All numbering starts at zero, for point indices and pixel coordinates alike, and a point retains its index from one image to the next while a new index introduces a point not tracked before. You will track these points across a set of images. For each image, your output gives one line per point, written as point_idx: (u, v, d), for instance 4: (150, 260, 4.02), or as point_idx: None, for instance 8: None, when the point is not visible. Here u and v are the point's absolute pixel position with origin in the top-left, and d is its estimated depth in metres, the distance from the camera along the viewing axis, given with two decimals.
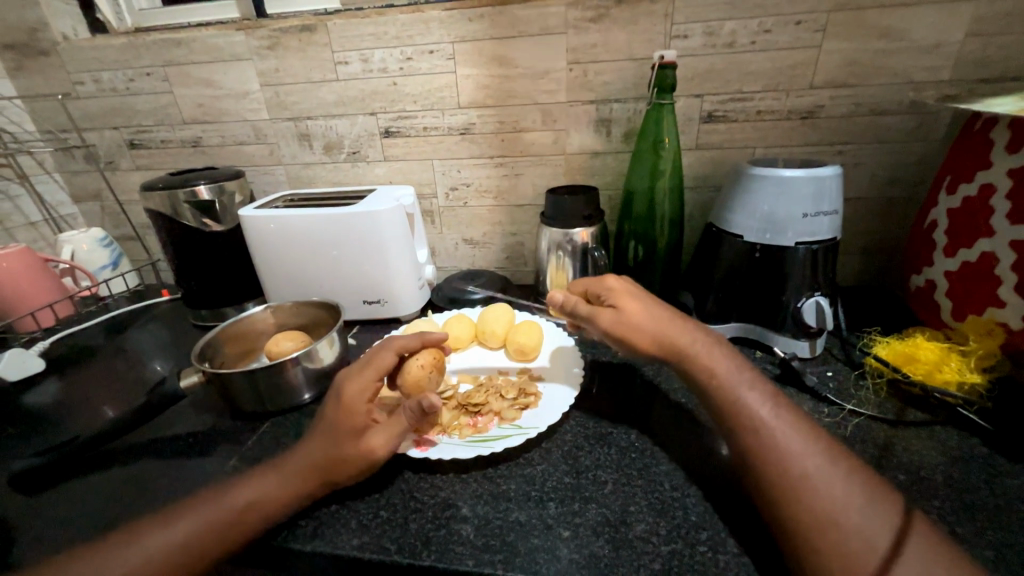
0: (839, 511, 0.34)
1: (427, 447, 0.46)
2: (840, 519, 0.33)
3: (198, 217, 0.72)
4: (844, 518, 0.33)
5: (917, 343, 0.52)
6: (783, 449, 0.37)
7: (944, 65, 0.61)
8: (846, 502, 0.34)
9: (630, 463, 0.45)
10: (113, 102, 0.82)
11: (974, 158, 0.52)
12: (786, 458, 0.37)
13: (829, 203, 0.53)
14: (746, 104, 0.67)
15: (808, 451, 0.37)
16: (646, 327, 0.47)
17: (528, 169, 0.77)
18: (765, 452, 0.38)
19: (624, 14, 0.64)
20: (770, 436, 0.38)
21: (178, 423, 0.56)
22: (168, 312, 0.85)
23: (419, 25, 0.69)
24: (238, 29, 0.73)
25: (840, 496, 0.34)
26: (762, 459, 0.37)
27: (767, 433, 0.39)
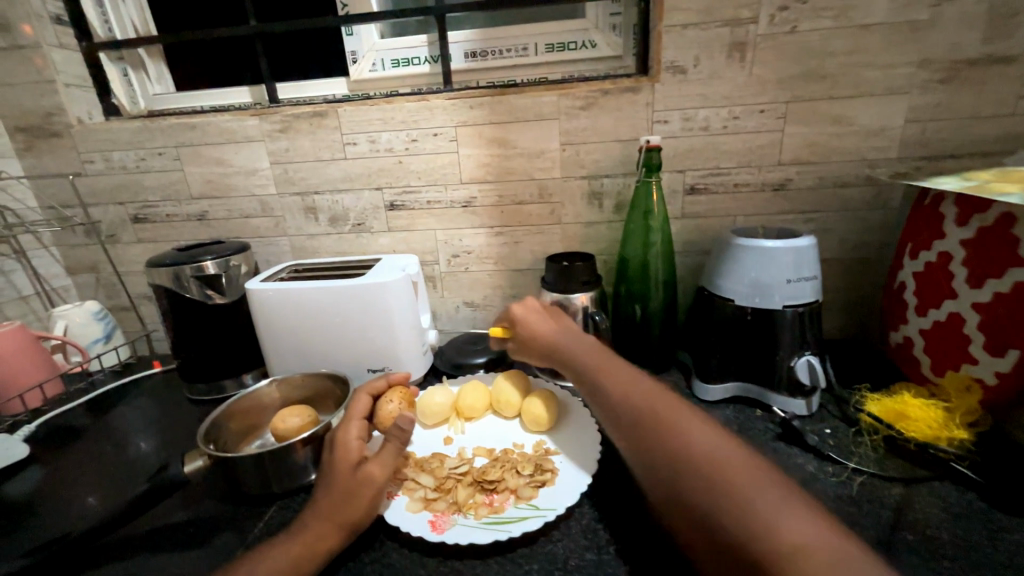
0: (728, 469, 0.35)
1: (443, 530, 0.46)
2: (726, 471, 0.35)
3: (203, 290, 0.72)
4: (716, 467, 0.35)
5: (905, 399, 0.56)
6: (671, 420, 0.40)
7: (891, 145, 0.69)
8: (731, 459, 0.36)
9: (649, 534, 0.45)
10: (121, 180, 0.85)
11: (929, 228, 0.58)
12: (671, 432, 0.39)
13: (809, 270, 0.58)
14: (723, 178, 0.74)
15: (692, 421, 0.40)
16: (547, 337, 0.59)
17: (526, 237, 0.81)
18: (655, 426, 0.40)
19: (610, 103, 0.71)
20: (656, 414, 0.41)
21: (178, 511, 0.54)
22: (162, 387, 0.83)
23: (425, 111, 0.75)
24: (252, 114, 0.78)
25: (710, 452, 0.36)
26: (648, 436, 0.40)
27: (650, 412, 0.42)
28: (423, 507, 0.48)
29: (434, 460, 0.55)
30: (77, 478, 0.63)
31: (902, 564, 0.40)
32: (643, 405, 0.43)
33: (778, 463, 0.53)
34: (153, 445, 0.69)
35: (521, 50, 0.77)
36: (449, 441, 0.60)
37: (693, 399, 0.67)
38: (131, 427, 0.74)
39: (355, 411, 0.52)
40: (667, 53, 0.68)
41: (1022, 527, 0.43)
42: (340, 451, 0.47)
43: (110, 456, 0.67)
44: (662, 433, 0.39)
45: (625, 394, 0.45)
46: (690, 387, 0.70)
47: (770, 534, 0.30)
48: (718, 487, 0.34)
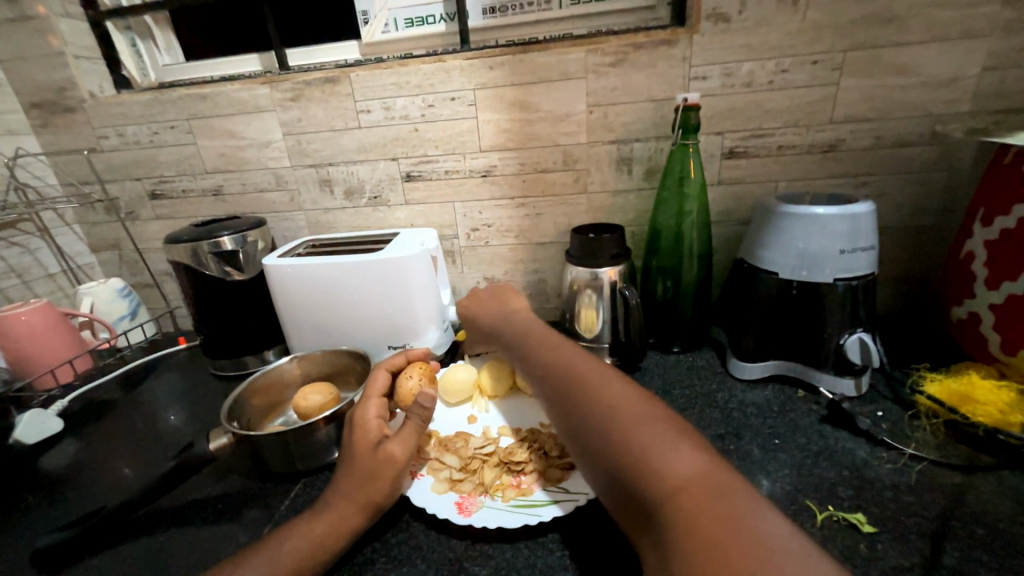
0: (636, 421, 0.37)
1: (470, 512, 0.44)
2: (631, 420, 0.37)
3: (221, 267, 0.71)
4: (619, 424, 0.37)
5: (972, 381, 0.51)
6: (582, 384, 0.43)
7: (962, 97, 0.61)
8: (641, 412, 0.38)
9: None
10: (136, 154, 0.83)
11: (1009, 190, 0.51)
12: (592, 392, 0.42)
13: (865, 239, 0.53)
14: (767, 140, 0.67)
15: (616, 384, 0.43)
16: (495, 322, 0.63)
17: (550, 208, 0.77)
18: (577, 388, 0.43)
19: (643, 58, 0.65)
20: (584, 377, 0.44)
21: (206, 487, 0.54)
22: (188, 363, 0.84)
23: (441, 74, 0.70)
24: (262, 82, 0.75)
25: (616, 411, 0.38)
26: (571, 395, 0.43)
27: (580, 376, 0.45)
28: (449, 488, 0.47)
29: (458, 439, 0.53)
30: (109, 451, 0.64)
31: (971, 560, 0.37)
32: (575, 370, 0.46)
33: (825, 447, 0.50)
34: (180, 420, 0.70)
35: (544, 2, 0.71)
36: (473, 420, 0.58)
37: (729, 378, 0.63)
38: (159, 402, 0.74)
39: (375, 389, 0.50)
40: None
41: None
42: (359, 430, 0.45)
43: (140, 431, 0.68)
44: (585, 392, 0.42)
45: (558, 363, 0.48)
46: (725, 365, 0.66)
47: (662, 475, 0.32)
48: (622, 437, 0.36)
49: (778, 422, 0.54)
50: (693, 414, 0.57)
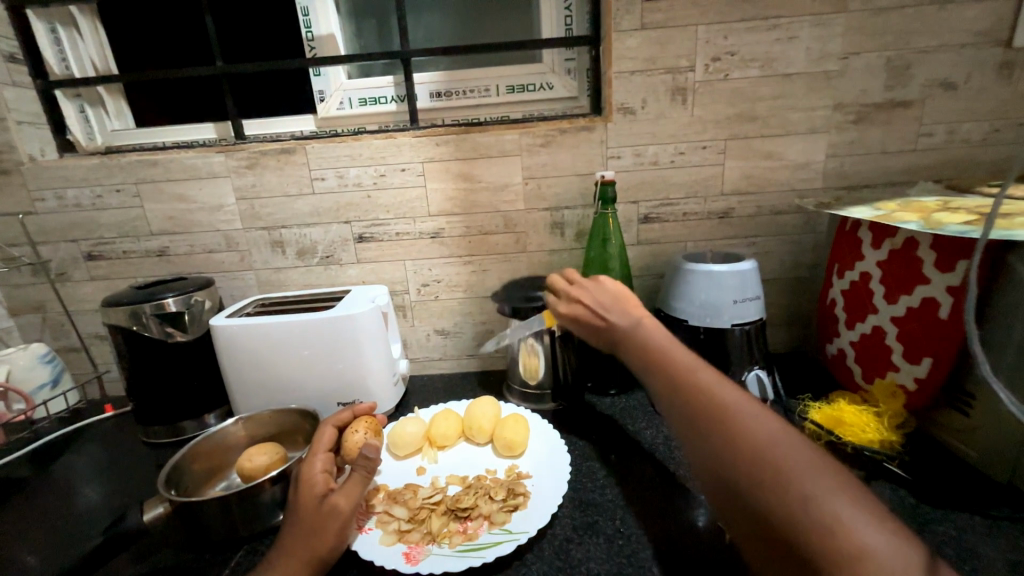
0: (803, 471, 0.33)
1: (418, 561, 0.46)
2: (799, 470, 0.33)
3: (164, 328, 0.71)
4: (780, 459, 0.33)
5: (841, 407, 0.60)
6: (723, 407, 0.38)
7: (816, 177, 0.78)
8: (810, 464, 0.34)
9: (618, 553, 0.47)
10: (75, 217, 0.82)
11: (851, 251, 0.65)
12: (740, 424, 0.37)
13: (752, 290, 0.64)
14: (673, 208, 0.80)
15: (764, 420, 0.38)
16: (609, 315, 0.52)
17: (494, 265, 0.84)
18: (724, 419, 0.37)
19: (568, 140, 0.77)
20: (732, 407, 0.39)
21: (136, 564, 0.52)
22: (115, 432, 0.80)
23: (392, 148, 0.78)
24: (218, 152, 0.79)
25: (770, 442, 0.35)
26: (711, 424, 0.38)
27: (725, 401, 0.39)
28: (397, 539, 0.49)
29: (407, 490, 0.55)
30: (20, 537, 0.59)
31: None
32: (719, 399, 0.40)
33: None
34: (106, 495, 0.66)
35: (483, 91, 0.82)
36: (421, 472, 0.60)
37: (657, 416, 0.71)
38: (82, 477, 0.69)
39: (321, 443, 0.52)
40: (617, 96, 0.75)
41: (944, 518, 0.49)
42: (305, 484, 0.47)
43: (57, 510, 0.63)
44: (729, 425, 0.37)
45: (690, 378, 0.42)
46: (653, 404, 0.73)
47: (848, 538, 0.29)
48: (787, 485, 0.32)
49: None
50: (626, 452, 0.63)
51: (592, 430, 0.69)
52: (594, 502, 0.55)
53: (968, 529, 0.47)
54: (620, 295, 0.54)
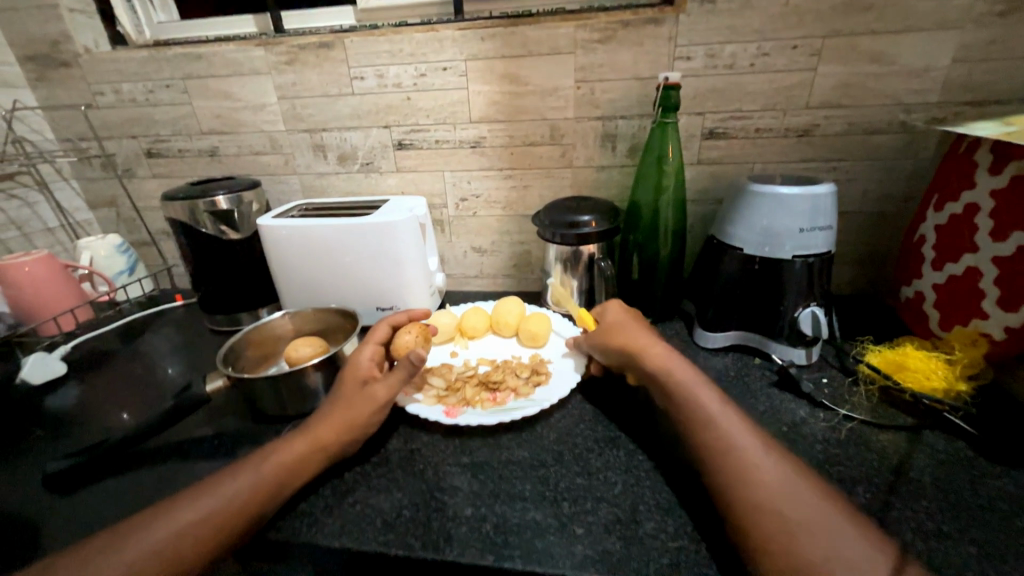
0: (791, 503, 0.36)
1: (456, 416, 0.53)
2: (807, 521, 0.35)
3: (217, 226, 0.74)
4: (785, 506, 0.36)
5: (906, 351, 0.56)
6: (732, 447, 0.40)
7: (932, 88, 0.64)
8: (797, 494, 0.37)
9: (637, 465, 0.48)
10: (133, 113, 0.84)
11: (960, 178, 0.55)
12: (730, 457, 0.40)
13: (825, 219, 0.56)
14: (745, 122, 0.70)
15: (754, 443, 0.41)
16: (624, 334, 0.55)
17: (536, 181, 0.79)
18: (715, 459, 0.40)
19: (630, 36, 0.67)
20: (722, 432, 0.41)
21: (202, 425, 0.59)
22: (185, 318, 0.88)
23: (434, 43, 0.72)
24: (257, 45, 0.76)
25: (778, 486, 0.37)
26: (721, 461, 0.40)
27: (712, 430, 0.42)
28: (437, 401, 0.55)
29: (442, 366, 0.60)
30: (115, 397, 0.69)
31: (883, 503, 0.42)
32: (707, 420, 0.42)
33: (770, 408, 0.55)
34: (180, 370, 0.74)
35: None
36: (455, 355, 0.65)
37: (693, 347, 0.68)
38: (159, 354, 0.78)
39: (375, 336, 0.56)
40: None
41: (1005, 475, 0.45)
42: (352, 370, 0.52)
43: (141, 378, 0.73)
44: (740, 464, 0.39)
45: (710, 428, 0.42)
46: (691, 335, 0.71)
47: None
48: (773, 528, 0.35)
49: (732, 385, 0.59)
50: None
51: None
52: (618, 419, 0.54)
53: None
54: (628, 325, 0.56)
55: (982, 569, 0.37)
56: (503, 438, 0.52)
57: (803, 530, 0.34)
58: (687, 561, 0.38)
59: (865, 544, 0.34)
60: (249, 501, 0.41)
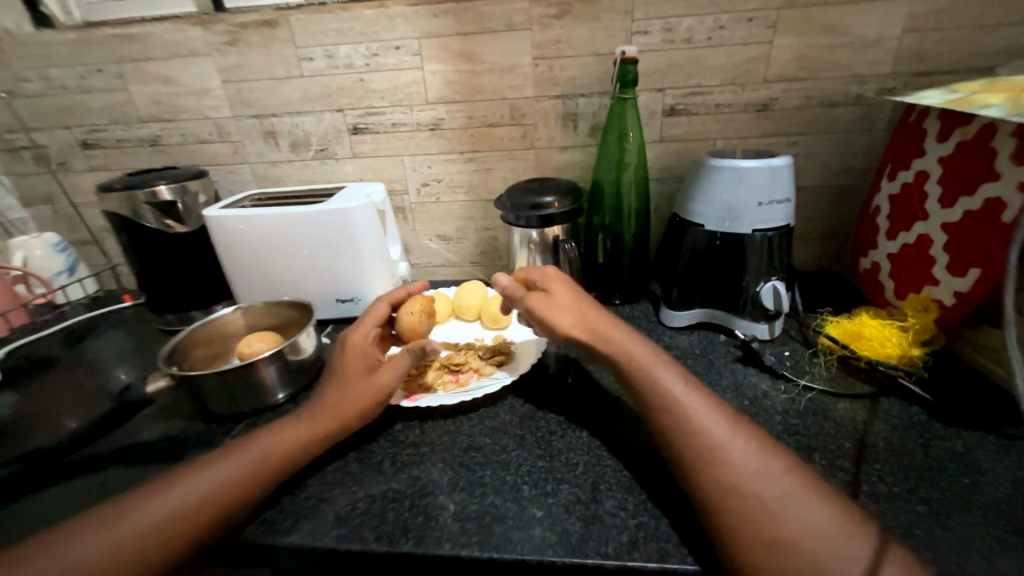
0: (748, 478, 0.36)
1: (417, 399, 0.53)
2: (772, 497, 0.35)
3: (160, 218, 0.69)
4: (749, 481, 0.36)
5: (863, 321, 0.56)
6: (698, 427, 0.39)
7: (884, 60, 0.65)
8: (759, 469, 0.36)
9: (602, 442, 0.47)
10: (63, 100, 0.78)
11: (911, 147, 0.55)
12: (693, 440, 0.38)
13: (783, 192, 0.56)
14: (705, 98, 0.69)
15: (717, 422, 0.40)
16: (568, 309, 0.49)
17: (498, 163, 0.77)
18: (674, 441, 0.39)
19: (587, 11, 0.65)
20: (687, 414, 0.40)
21: (147, 429, 0.55)
22: (134, 319, 0.83)
23: (384, 20, 0.68)
24: (195, 24, 0.71)
25: (742, 462, 0.37)
26: (688, 441, 0.38)
27: (676, 413, 0.40)
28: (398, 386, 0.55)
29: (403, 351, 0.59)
30: (55, 404, 0.65)
31: (839, 469, 0.43)
32: (670, 404, 0.41)
33: (734, 383, 0.55)
34: (127, 373, 0.70)
35: None
36: None
37: (660, 326, 0.68)
38: (106, 357, 0.74)
39: (374, 317, 0.55)
40: None
41: (955, 435, 0.45)
42: (354, 351, 0.51)
43: (84, 384, 0.68)
44: (705, 444, 0.38)
45: (676, 406, 0.41)
46: (657, 315, 0.71)
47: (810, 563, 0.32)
48: (747, 509, 0.34)
49: (696, 363, 0.59)
50: None
51: None
52: (583, 400, 0.53)
53: (980, 446, 0.44)
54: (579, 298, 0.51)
55: (932, 527, 0.37)
56: (466, 425, 0.51)
57: (758, 505, 0.35)
58: (646, 537, 0.37)
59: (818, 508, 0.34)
60: (204, 510, 0.38)
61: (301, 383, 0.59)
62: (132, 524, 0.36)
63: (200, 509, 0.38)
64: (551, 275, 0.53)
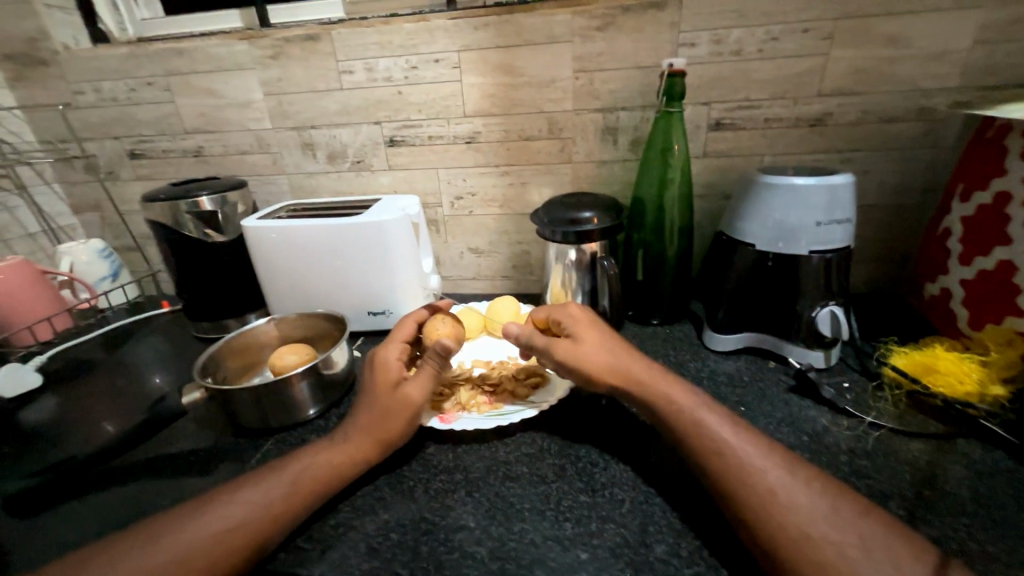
0: (814, 525, 0.33)
1: (451, 421, 0.51)
2: (846, 550, 0.31)
3: (200, 228, 0.70)
4: (814, 530, 0.32)
5: (935, 353, 0.52)
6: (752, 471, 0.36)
7: (953, 72, 0.60)
8: (826, 515, 0.33)
9: (646, 478, 0.44)
10: (114, 112, 0.81)
11: (988, 166, 0.51)
12: (746, 481, 0.35)
13: (843, 212, 0.53)
14: (753, 111, 0.66)
15: (771, 461, 0.37)
16: (597, 353, 0.46)
17: (534, 177, 0.76)
18: (723, 481, 0.36)
19: (631, 23, 0.64)
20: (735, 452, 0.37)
21: (180, 440, 0.55)
22: (171, 325, 0.85)
23: (424, 34, 0.68)
24: (241, 38, 0.73)
25: (806, 509, 0.33)
26: (742, 487, 0.35)
27: (724, 451, 0.37)
28: (430, 406, 0.53)
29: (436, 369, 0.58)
30: (93, 409, 0.65)
31: (919, 521, 0.38)
32: (718, 443, 0.38)
33: (789, 416, 0.51)
34: (162, 380, 0.71)
35: None
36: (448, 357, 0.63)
37: (703, 350, 0.65)
38: (143, 363, 0.75)
39: (399, 334, 0.53)
40: None
41: None
42: (381, 371, 0.48)
43: (121, 389, 0.69)
44: (762, 490, 0.35)
45: (723, 447, 0.38)
46: (700, 337, 0.67)
47: None
48: (816, 565, 0.31)
49: (746, 391, 0.55)
50: None
51: None
52: (620, 428, 0.50)
53: None
54: (606, 337, 0.48)
55: None
56: (501, 452, 0.48)
57: (833, 559, 0.31)
58: None
59: (907, 571, 0.30)
60: (235, 540, 0.36)
61: (332, 399, 0.58)
62: (165, 549, 0.35)
63: (237, 533, 0.37)
64: (571, 311, 0.50)
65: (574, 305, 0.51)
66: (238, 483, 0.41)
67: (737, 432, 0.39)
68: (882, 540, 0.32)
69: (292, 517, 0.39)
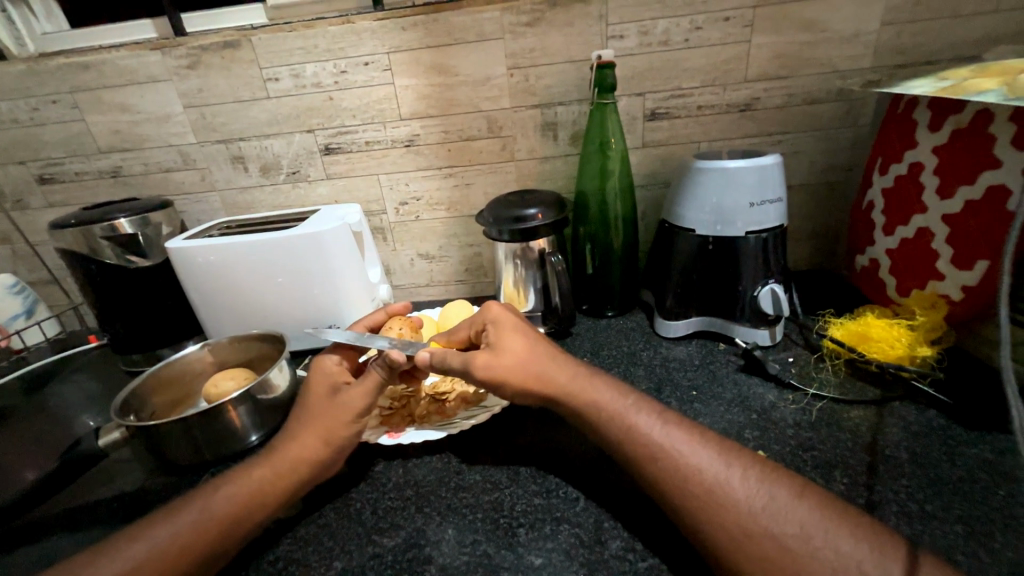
0: (755, 517, 0.32)
1: (399, 435, 0.49)
2: (782, 538, 0.31)
3: (121, 254, 0.65)
4: (754, 522, 0.32)
5: (868, 321, 0.54)
6: (688, 469, 0.35)
7: (864, 53, 0.63)
8: (764, 506, 0.33)
9: (590, 476, 0.43)
10: (16, 135, 0.74)
11: (900, 139, 0.54)
12: (686, 484, 0.35)
13: (773, 192, 0.54)
14: (686, 100, 0.67)
15: (709, 457, 0.36)
16: (520, 363, 0.44)
17: (478, 177, 0.75)
18: (664, 490, 0.35)
19: (560, 18, 0.64)
20: (673, 456, 0.36)
21: (106, 486, 0.50)
22: (99, 360, 0.78)
23: (351, 36, 0.66)
24: (152, 48, 0.68)
25: (744, 501, 0.33)
26: (680, 488, 0.35)
27: (660, 454, 0.37)
28: (380, 423, 0.50)
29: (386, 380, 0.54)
30: (7, 461, 0.59)
31: (860, 485, 0.39)
32: (652, 448, 0.37)
33: (739, 395, 0.52)
34: (88, 422, 0.65)
35: None
36: None
37: (656, 337, 0.65)
38: (66, 404, 0.69)
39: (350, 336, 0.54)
40: None
41: (978, 440, 0.43)
42: (318, 374, 0.47)
43: (41, 436, 0.63)
44: (701, 489, 0.34)
45: (660, 449, 0.37)
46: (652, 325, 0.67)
47: None
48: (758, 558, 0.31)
49: (697, 375, 0.56)
50: (623, 375, 0.57)
51: (583, 352, 0.64)
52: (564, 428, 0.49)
53: (1009, 450, 0.41)
54: (527, 348, 0.46)
55: (972, 548, 0.34)
56: (453, 462, 0.46)
57: (775, 555, 0.31)
58: None
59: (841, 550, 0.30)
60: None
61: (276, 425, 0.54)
62: None
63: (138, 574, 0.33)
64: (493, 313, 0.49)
65: (496, 312, 0.49)
66: (163, 513, 0.38)
67: (668, 431, 0.38)
68: (817, 523, 0.32)
69: (212, 546, 0.36)
